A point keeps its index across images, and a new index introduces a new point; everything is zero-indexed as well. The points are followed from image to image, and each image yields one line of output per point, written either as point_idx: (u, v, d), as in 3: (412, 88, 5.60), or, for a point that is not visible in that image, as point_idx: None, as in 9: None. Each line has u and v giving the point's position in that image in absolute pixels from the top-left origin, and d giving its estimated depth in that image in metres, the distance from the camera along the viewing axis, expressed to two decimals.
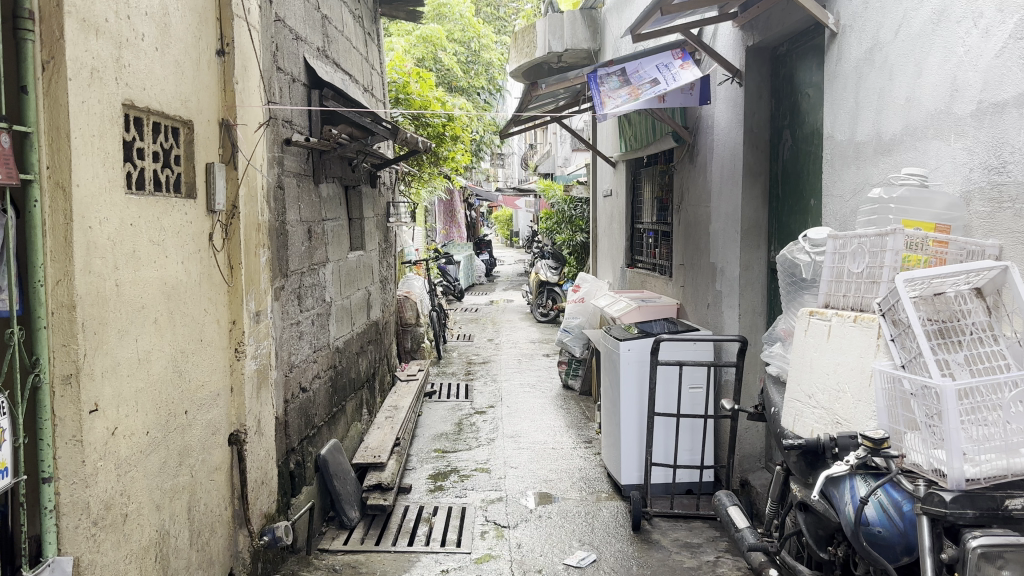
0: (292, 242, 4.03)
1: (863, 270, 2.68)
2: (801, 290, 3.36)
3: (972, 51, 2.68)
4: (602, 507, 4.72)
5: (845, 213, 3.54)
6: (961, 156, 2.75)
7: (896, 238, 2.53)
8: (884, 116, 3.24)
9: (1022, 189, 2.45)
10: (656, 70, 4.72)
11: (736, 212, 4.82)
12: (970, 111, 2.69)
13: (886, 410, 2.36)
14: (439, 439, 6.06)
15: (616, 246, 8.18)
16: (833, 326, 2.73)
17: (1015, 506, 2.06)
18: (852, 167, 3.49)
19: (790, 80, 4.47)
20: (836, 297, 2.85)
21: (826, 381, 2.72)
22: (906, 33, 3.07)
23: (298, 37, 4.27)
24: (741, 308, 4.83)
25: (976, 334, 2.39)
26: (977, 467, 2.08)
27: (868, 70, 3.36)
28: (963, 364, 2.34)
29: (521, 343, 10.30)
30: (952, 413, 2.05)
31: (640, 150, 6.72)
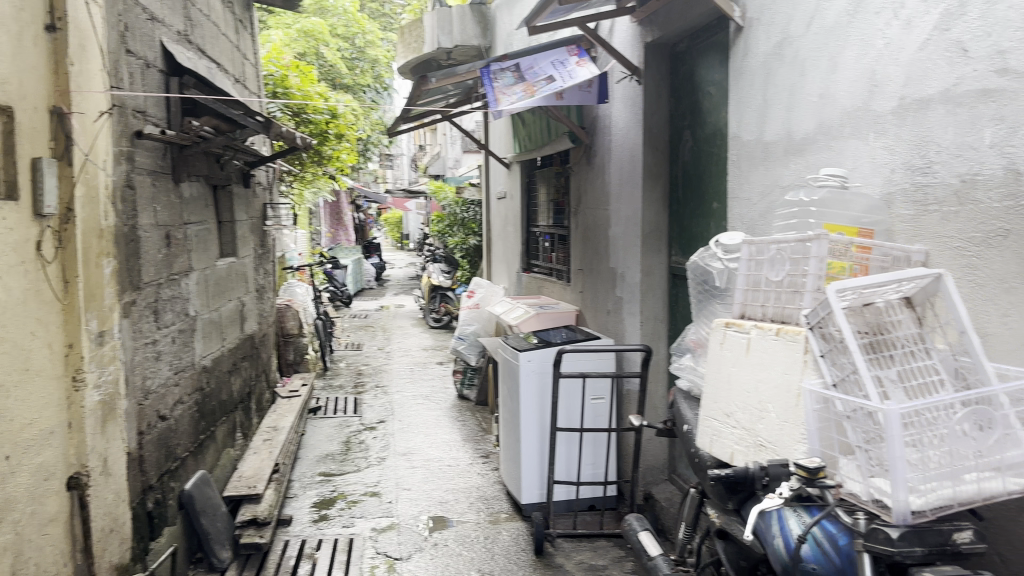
0: (147, 250, 3.53)
1: (784, 278, 2.47)
2: (714, 300, 3.15)
3: (892, 44, 2.52)
4: (502, 530, 4.41)
5: (754, 218, 3.36)
6: (881, 156, 2.60)
7: (820, 244, 2.31)
8: (794, 115, 3.07)
9: (950, 191, 2.32)
10: (551, 66, 4.48)
11: (636, 215, 4.62)
12: (891, 108, 2.53)
13: (816, 433, 2.13)
14: (324, 461, 5.61)
15: (510, 249, 7.93)
16: (752, 339, 2.51)
17: (963, 541, 1.86)
18: (760, 168, 3.32)
19: (690, 79, 4.30)
20: (752, 308, 2.64)
21: (746, 400, 2.51)
22: (819, 26, 2.90)
23: (153, 17, 3.77)
24: (643, 316, 4.63)
25: (907, 348, 2.15)
26: (922, 497, 1.83)
27: (777, 65, 3.18)
28: (897, 382, 2.09)
29: (413, 351, 9.90)
30: (896, 440, 1.79)
31: (535, 150, 6.48)
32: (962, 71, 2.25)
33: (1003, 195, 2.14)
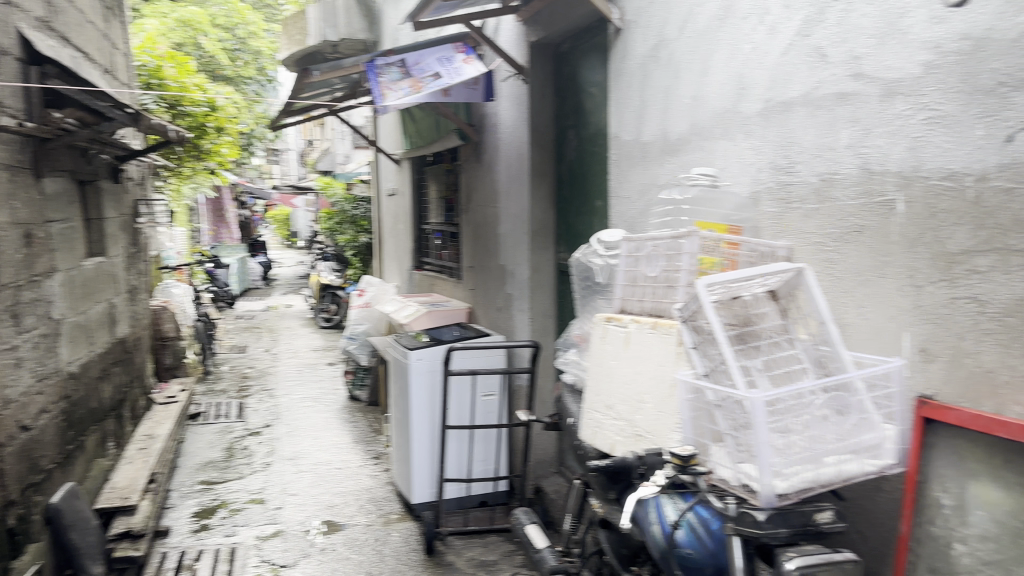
0: (2, 250, 3.29)
1: (659, 273, 2.55)
2: (596, 295, 3.22)
3: (759, 48, 2.64)
4: (392, 531, 4.37)
5: (633, 215, 3.45)
6: (749, 156, 2.71)
7: (692, 241, 2.39)
8: (669, 115, 3.17)
9: (810, 189, 2.45)
10: (437, 63, 4.46)
11: (524, 213, 4.65)
12: (758, 110, 2.65)
13: (691, 422, 2.20)
14: (205, 469, 5.40)
15: (400, 247, 7.86)
16: (631, 333, 2.57)
17: (824, 521, 1.97)
18: (639, 167, 3.41)
19: (573, 79, 4.38)
20: (631, 302, 2.71)
21: (625, 392, 2.58)
22: (691, 30, 3.00)
23: (8, 1, 3.52)
24: (532, 312, 4.67)
25: (771, 338, 2.27)
26: (786, 481, 1.90)
27: (653, 67, 3.28)
28: (762, 370, 2.21)
29: (302, 352, 9.68)
30: (760, 426, 1.86)
31: (424, 147, 6.44)
32: (821, 76, 2.38)
33: (859, 193, 2.28)
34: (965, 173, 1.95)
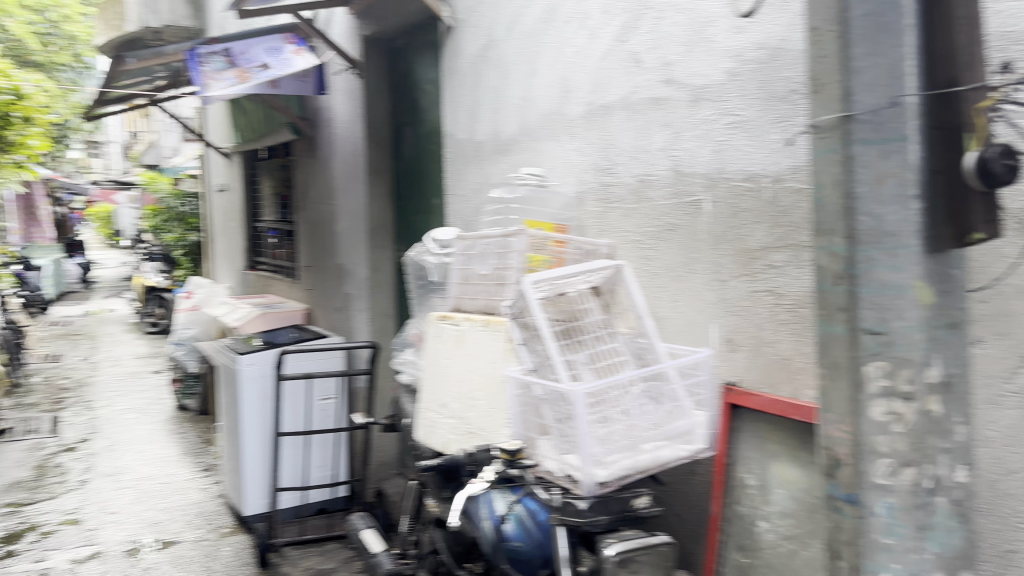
0: None
1: (490, 272, 2.55)
2: (431, 294, 3.21)
3: (581, 52, 2.72)
4: (223, 545, 4.17)
5: (467, 214, 3.46)
6: (574, 156, 2.79)
7: (520, 239, 2.40)
8: (499, 115, 3.21)
9: (629, 189, 2.55)
10: (265, 53, 4.27)
11: (361, 210, 4.55)
12: (580, 113, 2.73)
13: (519, 416, 2.18)
14: (10, 491, 4.94)
15: (233, 247, 7.52)
16: (463, 331, 2.57)
17: (642, 505, 2.06)
18: (472, 166, 3.43)
19: (408, 76, 4.35)
20: (465, 301, 2.71)
21: (458, 390, 2.60)
22: (518, 31, 3.05)
23: None
24: (372, 311, 4.57)
25: (595, 333, 2.36)
26: (607, 469, 1.94)
27: (483, 67, 3.31)
28: (587, 364, 2.30)
29: (125, 360, 9.05)
30: (581, 416, 1.89)
31: (255, 142, 6.17)
32: (636, 81, 2.49)
33: (671, 194, 2.40)
34: (762, 175, 2.10)
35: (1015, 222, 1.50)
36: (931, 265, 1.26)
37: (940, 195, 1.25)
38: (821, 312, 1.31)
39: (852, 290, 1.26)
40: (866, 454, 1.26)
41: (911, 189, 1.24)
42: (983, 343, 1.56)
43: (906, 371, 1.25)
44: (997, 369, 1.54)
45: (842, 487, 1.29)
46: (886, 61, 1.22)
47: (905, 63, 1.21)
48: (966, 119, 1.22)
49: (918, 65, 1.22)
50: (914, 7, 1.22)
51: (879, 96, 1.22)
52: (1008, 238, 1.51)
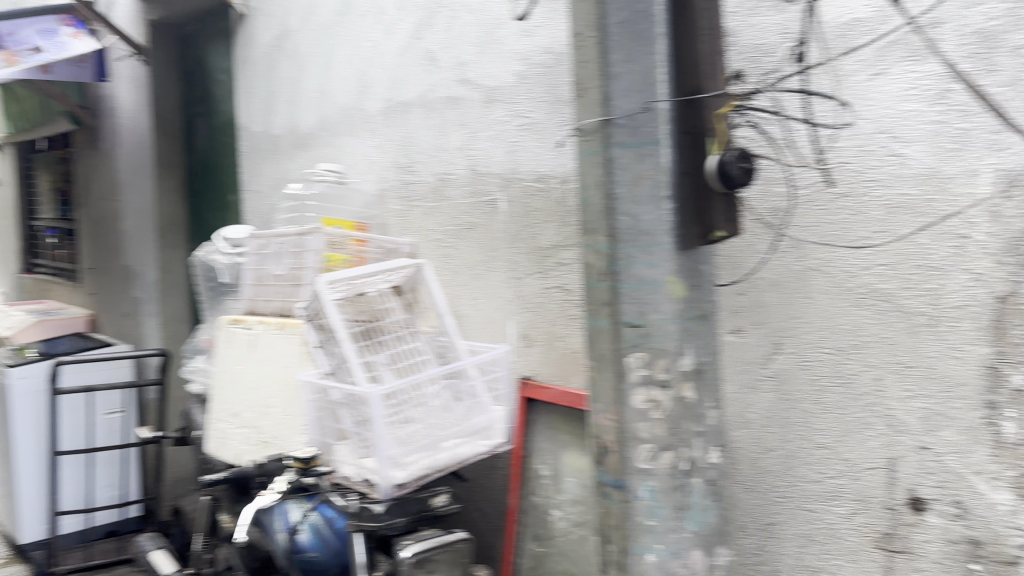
0: None
1: (285, 272, 2.40)
2: (227, 296, 3.04)
3: (377, 48, 2.68)
4: None
5: (265, 211, 3.32)
6: (373, 153, 2.74)
7: (316, 237, 2.27)
8: (297, 109, 3.10)
9: (428, 187, 2.55)
10: (36, 35, 3.72)
11: (148, 207, 4.21)
12: (379, 109, 2.70)
13: (315, 422, 2.11)
14: None
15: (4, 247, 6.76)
16: (257, 335, 2.46)
17: (439, 504, 2.06)
18: (270, 161, 3.29)
19: (202, 66, 4.14)
20: (259, 304, 2.55)
21: (252, 397, 2.49)
22: (314, 23, 2.97)
23: None
24: (161, 317, 4.23)
25: (395, 333, 2.30)
26: (405, 471, 1.90)
27: (278, 58, 3.19)
28: (388, 365, 2.24)
29: None
30: (377, 420, 1.82)
31: (28, 131, 5.55)
32: (432, 80, 2.49)
33: (468, 193, 2.42)
34: (551, 176, 2.17)
35: (759, 217, 1.64)
36: (683, 260, 1.29)
37: (688, 194, 1.28)
38: (588, 307, 1.33)
39: (614, 285, 1.29)
40: (628, 440, 1.29)
41: (665, 189, 1.26)
42: (741, 331, 1.68)
43: (663, 360, 1.28)
44: (753, 354, 1.67)
45: (610, 473, 1.31)
46: (638, 70, 1.25)
47: (655, 72, 1.24)
48: (708, 124, 1.26)
49: (671, 73, 1.26)
50: (664, 16, 1.25)
51: (634, 102, 1.25)
52: (758, 233, 1.64)
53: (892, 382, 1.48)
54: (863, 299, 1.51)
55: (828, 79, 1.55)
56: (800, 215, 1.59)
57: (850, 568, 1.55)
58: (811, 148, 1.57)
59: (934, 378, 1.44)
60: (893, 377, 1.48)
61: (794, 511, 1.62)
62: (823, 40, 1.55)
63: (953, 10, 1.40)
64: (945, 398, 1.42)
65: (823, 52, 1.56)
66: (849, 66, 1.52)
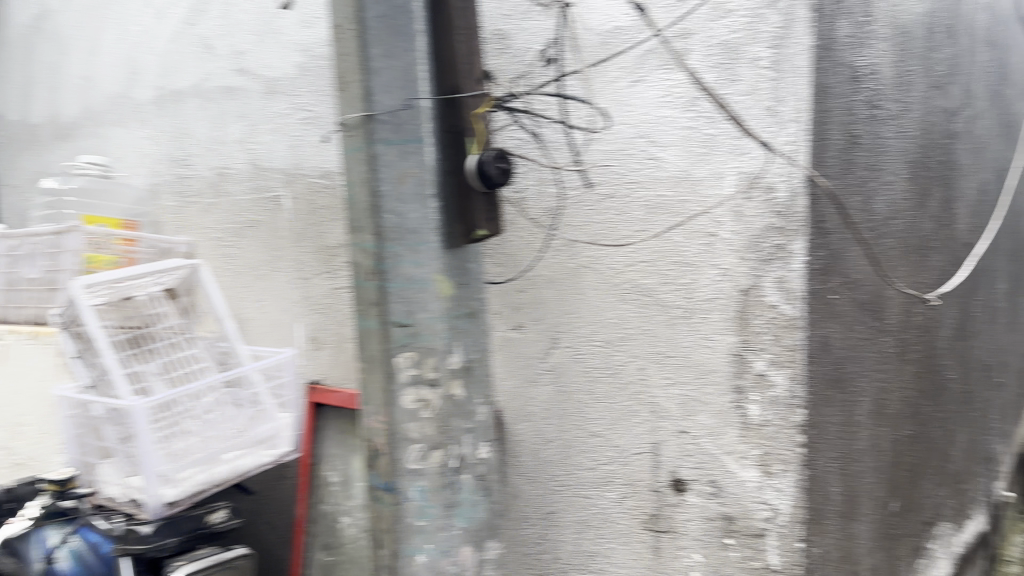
0: None
1: (40, 276, 2.17)
2: None
3: (147, 33, 2.49)
4: None
5: (22, 207, 2.98)
6: (144, 146, 2.54)
7: (73, 237, 2.07)
8: (58, 96, 2.82)
9: (206, 183, 2.40)
10: None
11: None
12: (150, 98, 2.50)
13: (74, 440, 1.91)
14: None
15: None
16: (9, 347, 2.26)
17: (218, 521, 1.95)
18: (27, 153, 2.96)
19: None
20: (9, 311, 2.29)
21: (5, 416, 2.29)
22: (76, 2, 2.71)
23: None
24: None
25: (167, 340, 2.14)
26: (176, 487, 1.75)
27: (35, 39, 2.88)
28: (158, 374, 2.07)
29: None
30: (142, 435, 1.66)
31: None
32: (208, 68, 2.35)
33: (249, 190, 2.30)
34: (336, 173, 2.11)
35: (535, 216, 1.63)
36: (447, 260, 1.28)
37: (450, 194, 1.27)
38: (357, 307, 1.26)
39: (381, 285, 1.23)
40: (398, 441, 1.25)
41: (429, 189, 1.24)
42: (523, 328, 1.66)
43: (431, 359, 1.26)
44: (531, 350, 1.66)
45: (380, 476, 1.27)
46: (399, 66, 1.20)
47: (416, 68, 1.20)
48: (467, 124, 1.25)
49: (432, 71, 1.24)
50: (422, 13, 1.23)
51: (395, 98, 1.20)
52: (534, 229, 1.63)
53: (654, 371, 1.57)
54: (628, 293, 1.58)
55: (577, 86, 1.59)
56: (573, 212, 1.61)
57: (622, 551, 1.63)
58: (567, 152, 1.60)
59: (689, 367, 1.54)
60: (655, 366, 1.57)
61: (571, 499, 1.66)
62: (573, 49, 1.59)
63: (701, 21, 1.48)
64: (700, 384, 1.53)
65: (575, 59, 1.59)
66: (598, 75, 1.57)
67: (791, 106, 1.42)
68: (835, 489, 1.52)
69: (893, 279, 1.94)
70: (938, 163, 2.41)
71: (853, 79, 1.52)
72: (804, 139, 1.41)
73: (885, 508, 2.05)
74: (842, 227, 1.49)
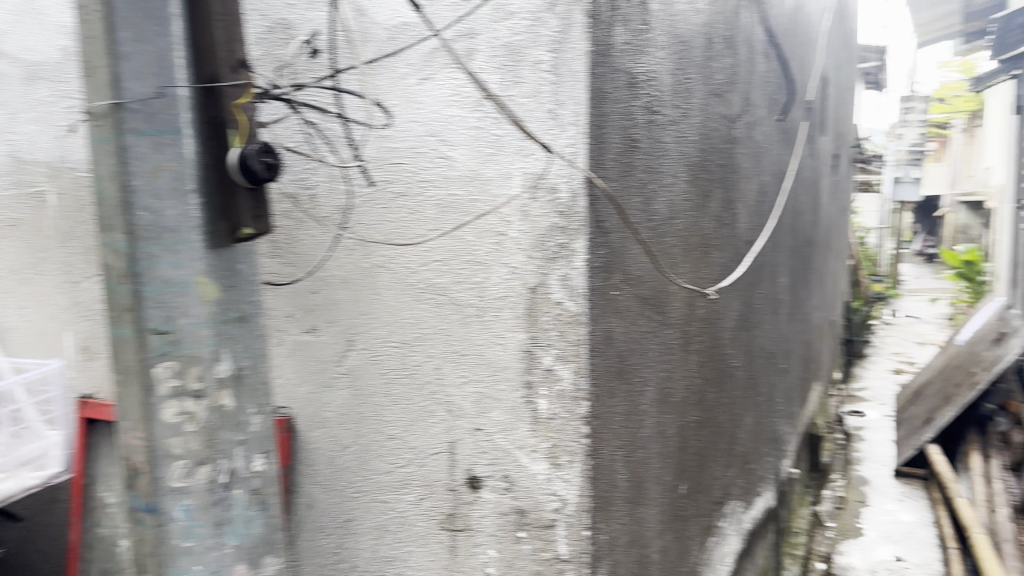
0: None
1: None
2: None
3: None
4: None
5: None
6: None
7: None
8: None
9: None
10: None
11: None
12: None
13: None
14: None
15: None
16: None
17: None
18: None
19: None
20: None
21: None
22: None
23: None
24: None
25: None
26: None
27: None
28: None
29: None
30: None
31: None
32: None
33: (9, 185, 2.07)
34: None
35: (325, 215, 1.66)
36: (210, 260, 1.16)
37: (212, 189, 1.16)
38: (107, 313, 1.12)
39: (137, 288, 1.10)
40: (159, 459, 1.13)
41: (189, 183, 1.12)
42: (316, 330, 1.69)
43: (195, 369, 1.15)
44: (326, 352, 1.68)
45: (141, 496, 1.14)
46: (151, 52, 1.06)
47: (171, 56, 1.07)
48: (228, 115, 1.14)
49: (189, 57, 1.11)
50: None
51: (145, 85, 1.06)
52: (323, 229, 1.67)
53: (450, 370, 1.57)
54: (423, 293, 1.57)
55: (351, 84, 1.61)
56: (361, 212, 1.63)
57: (421, 552, 1.63)
58: (346, 149, 1.62)
59: (482, 365, 1.55)
60: (450, 365, 1.57)
61: (369, 504, 1.67)
62: (347, 49, 1.62)
63: (485, 22, 1.49)
64: (493, 381, 1.54)
65: (352, 54, 1.62)
66: (370, 72, 1.58)
67: (570, 109, 1.44)
68: (620, 477, 1.60)
69: (674, 274, 2.05)
70: (717, 165, 2.59)
71: (630, 85, 1.58)
72: (584, 143, 1.43)
73: (673, 491, 2.19)
74: (621, 227, 1.55)
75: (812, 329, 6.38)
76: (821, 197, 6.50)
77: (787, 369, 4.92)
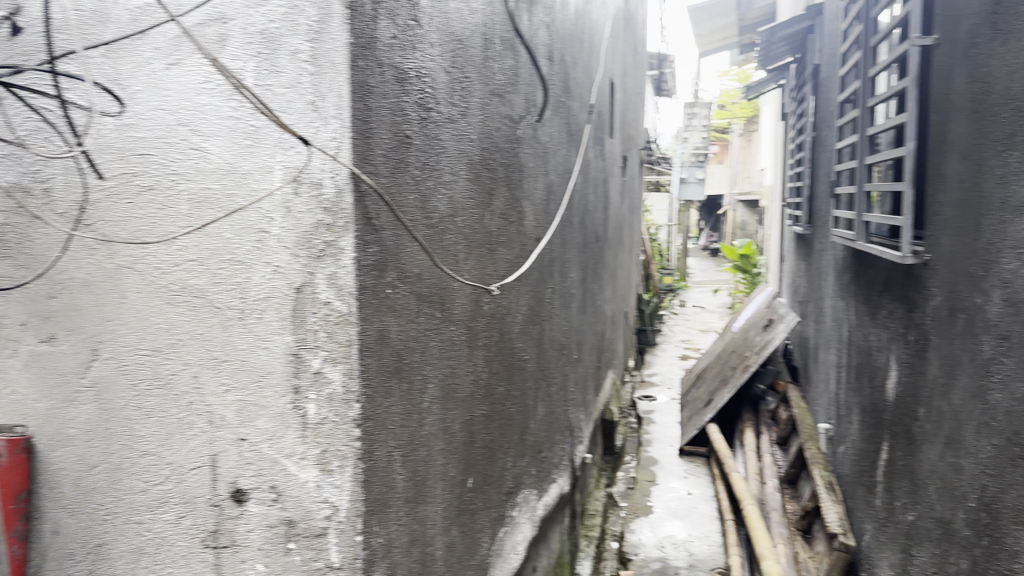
0: None
1: None
2: None
3: None
4: None
5: None
6: None
7: None
8: None
9: None
10: None
11: None
12: None
13: None
14: None
15: None
16: None
17: None
18: None
19: None
20: None
21: None
22: None
23: None
24: None
25: None
26: None
27: None
28: None
29: None
30: None
31: None
32: None
33: None
34: None
35: (59, 212, 1.55)
36: None
37: None
38: None
39: None
40: None
41: None
42: (55, 340, 1.58)
43: None
44: (69, 364, 1.56)
45: None
46: None
47: None
48: None
49: None
50: None
51: None
52: (57, 227, 1.56)
53: (209, 378, 1.48)
54: (177, 296, 1.48)
55: (73, 67, 1.53)
56: (100, 207, 1.53)
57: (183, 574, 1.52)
58: (72, 136, 1.55)
59: (244, 371, 1.47)
60: (209, 373, 1.48)
61: (123, 527, 1.55)
62: (65, 29, 1.55)
63: (239, 7, 1.42)
64: (257, 388, 1.46)
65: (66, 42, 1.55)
66: (95, 56, 1.50)
67: (333, 101, 1.39)
68: (398, 476, 1.60)
69: (457, 271, 2.06)
70: (501, 163, 2.64)
71: (399, 80, 1.57)
72: (347, 136, 1.40)
73: (461, 484, 2.21)
74: (392, 224, 1.55)
75: (604, 320, 6.72)
76: (611, 194, 6.85)
77: (580, 359, 5.14)
